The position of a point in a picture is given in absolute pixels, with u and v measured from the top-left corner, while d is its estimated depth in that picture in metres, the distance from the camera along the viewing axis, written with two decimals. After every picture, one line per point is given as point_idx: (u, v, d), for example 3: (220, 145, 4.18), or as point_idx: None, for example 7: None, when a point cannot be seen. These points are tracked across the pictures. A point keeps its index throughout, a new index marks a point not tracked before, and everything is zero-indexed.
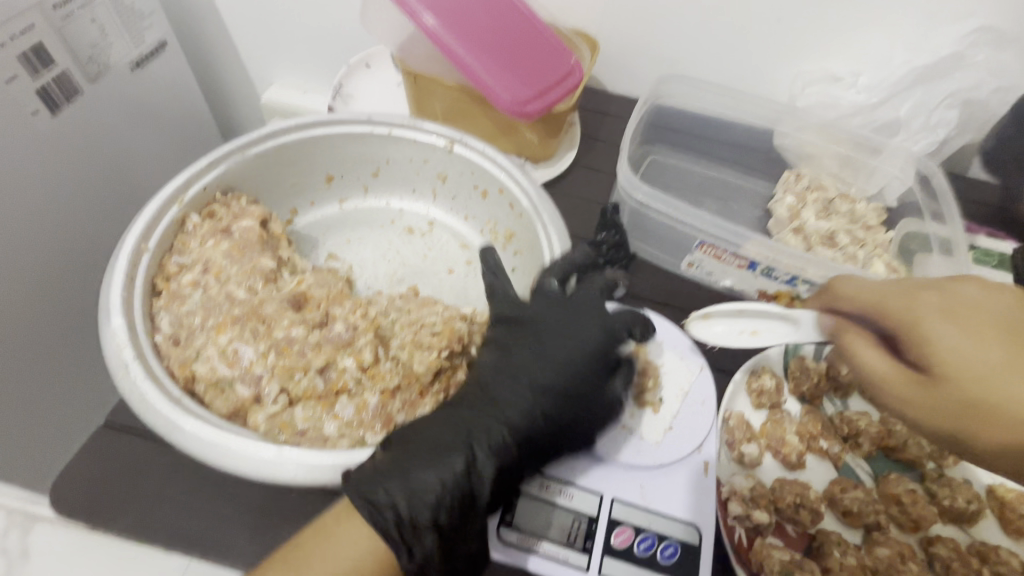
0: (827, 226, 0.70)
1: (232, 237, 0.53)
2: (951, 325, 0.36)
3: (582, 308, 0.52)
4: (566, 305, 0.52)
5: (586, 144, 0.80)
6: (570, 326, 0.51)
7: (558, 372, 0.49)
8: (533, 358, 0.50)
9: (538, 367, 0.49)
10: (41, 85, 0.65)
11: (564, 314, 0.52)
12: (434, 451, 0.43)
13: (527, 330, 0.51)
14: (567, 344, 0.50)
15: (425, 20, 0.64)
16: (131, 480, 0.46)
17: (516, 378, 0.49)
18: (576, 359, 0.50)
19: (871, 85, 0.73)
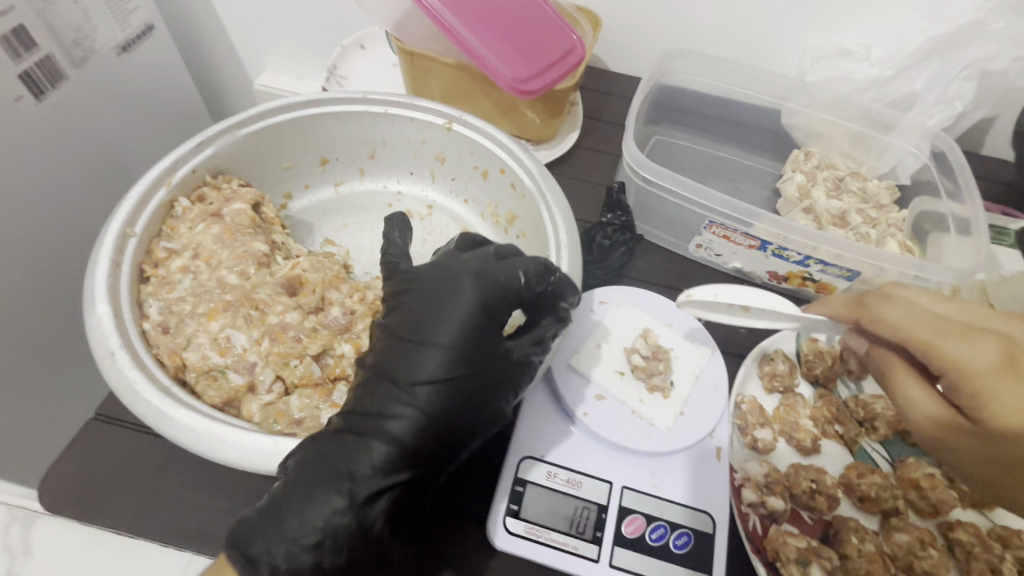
0: (839, 205, 0.67)
1: (223, 220, 0.50)
2: (1012, 382, 0.35)
3: (466, 273, 0.41)
4: (450, 272, 0.41)
5: (589, 124, 0.77)
6: (456, 300, 0.40)
7: (449, 362, 0.39)
8: (415, 347, 0.39)
9: (422, 362, 0.39)
10: (24, 69, 0.63)
11: (448, 286, 0.41)
12: (313, 486, 0.37)
13: (411, 316, 0.41)
14: (453, 325, 0.39)
15: None
16: (122, 473, 0.45)
17: (397, 377, 0.39)
18: (465, 341, 0.39)
19: (885, 57, 0.71)
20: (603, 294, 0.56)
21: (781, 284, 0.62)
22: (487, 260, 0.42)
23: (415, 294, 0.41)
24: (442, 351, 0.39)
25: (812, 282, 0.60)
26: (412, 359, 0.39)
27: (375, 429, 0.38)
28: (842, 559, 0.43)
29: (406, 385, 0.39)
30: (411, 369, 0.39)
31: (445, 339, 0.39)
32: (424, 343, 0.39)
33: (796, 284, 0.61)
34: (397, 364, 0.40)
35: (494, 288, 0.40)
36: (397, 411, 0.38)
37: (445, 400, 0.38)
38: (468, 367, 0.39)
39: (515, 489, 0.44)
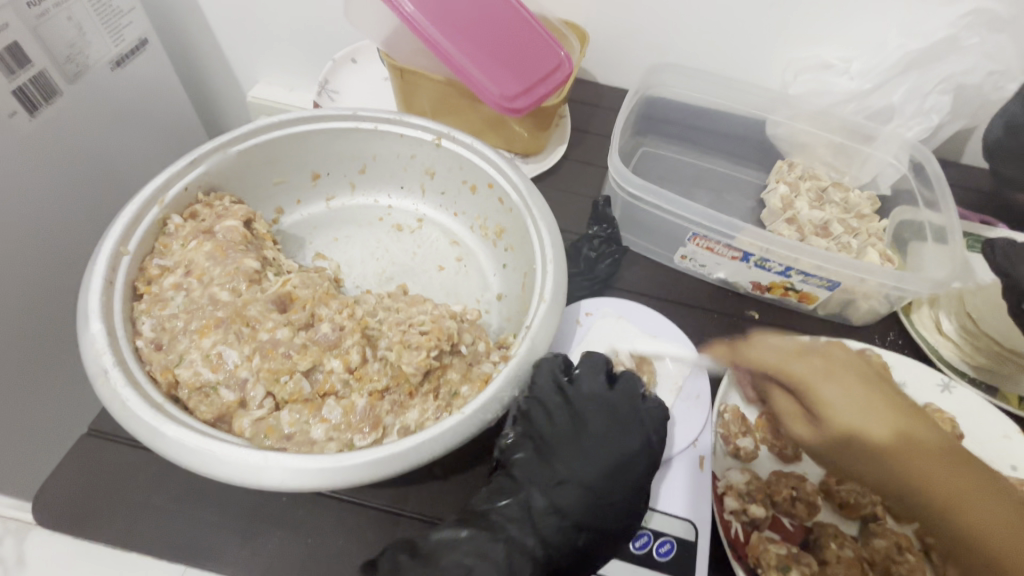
0: (821, 216, 0.69)
1: (215, 238, 0.51)
2: (826, 380, 0.47)
3: (625, 422, 0.47)
4: (606, 417, 0.48)
5: (577, 137, 0.79)
6: (616, 443, 0.46)
7: (590, 502, 0.44)
8: (568, 476, 0.45)
9: (571, 492, 0.44)
10: (18, 86, 0.63)
11: (609, 428, 0.47)
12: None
13: (566, 448, 0.46)
14: (608, 468, 0.45)
15: (406, 7, 0.63)
16: (116, 489, 0.45)
17: (551, 502, 0.44)
18: (612, 483, 0.44)
19: (864, 71, 0.73)
20: (589, 304, 0.58)
21: (764, 294, 0.63)
22: (634, 404, 0.49)
23: (588, 424, 0.48)
24: (602, 492, 0.44)
25: (794, 292, 0.62)
26: (567, 492, 0.44)
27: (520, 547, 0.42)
28: (822, 564, 0.45)
29: (557, 513, 0.43)
30: (566, 501, 0.44)
31: (602, 481, 0.44)
32: (584, 484, 0.44)
33: (779, 293, 0.62)
34: (546, 488, 0.44)
35: (643, 437, 0.47)
36: (548, 535, 0.43)
37: (592, 536, 0.43)
38: (618, 510, 0.43)
39: None
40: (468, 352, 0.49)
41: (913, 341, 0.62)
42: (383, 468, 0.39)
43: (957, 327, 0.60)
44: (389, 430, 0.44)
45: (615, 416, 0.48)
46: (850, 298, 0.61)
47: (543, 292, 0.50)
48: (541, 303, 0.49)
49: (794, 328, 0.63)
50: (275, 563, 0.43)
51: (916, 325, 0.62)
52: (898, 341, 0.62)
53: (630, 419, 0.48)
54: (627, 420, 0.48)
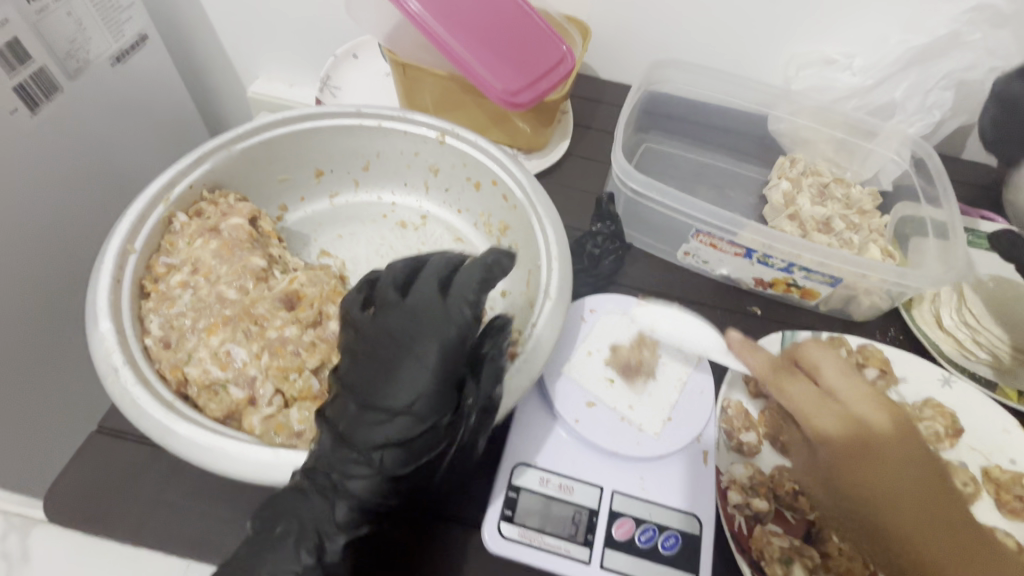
0: (823, 212, 0.69)
1: (221, 235, 0.51)
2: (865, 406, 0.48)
3: (421, 325, 0.41)
4: (402, 318, 0.42)
5: (579, 132, 0.79)
6: (411, 348, 0.41)
7: (406, 419, 0.39)
8: (372, 400, 0.40)
9: (385, 420, 0.39)
10: (19, 82, 0.63)
11: (404, 332, 0.41)
12: (307, 520, 0.38)
13: (364, 374, 0.41)
14: (415, 380, 0.40)
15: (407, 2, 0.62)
16: (126, 485, 0.46)
17: (369, 433, 0.39)
18: (422, 390, 0.40)
19: (867, 67, 0.73)
20: (593, 301, 0.57)
21: (767, 290, 0.64)
22: (432, 301, 0.42)
23: (382, 335, 0.42)
24: (408, 407, 0.39)
25: (797, 288, 0.62)
26: (370, 422, 0.40)
27: (330, 489, 0.39)
28: (824, 557, 0.45)
29: (364, 447, 0.39)
30: (372, 431, 0.40)
31: (408, 397, 0.40)
32: (379, 408, 0.40)
33: (782, 289, 0.63)
34: (356, 424, 0.40)
35: (448, 334, 0.40)
36: (365, 470, 0.39)
37: (422, 444, 0.40)
38: (434, 414, 0.40)
39: (509, 494, 0.46)
40: None
41: (913, 337, 0.62)
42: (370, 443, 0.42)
43: (957, 322, 0.60)
44: None
45: (411, 316, 0.42)
46: (851, 294, 0.61)
47: (549, 289, 0.50)
48: (547, 301, 0.49)
49: (796, 324, 0.64)
50: None
51: (916, 320, 0.62)
52: (900, 337, 0.62)
53: (427, 319, 0.41)
54: (427, 318, 0.41)
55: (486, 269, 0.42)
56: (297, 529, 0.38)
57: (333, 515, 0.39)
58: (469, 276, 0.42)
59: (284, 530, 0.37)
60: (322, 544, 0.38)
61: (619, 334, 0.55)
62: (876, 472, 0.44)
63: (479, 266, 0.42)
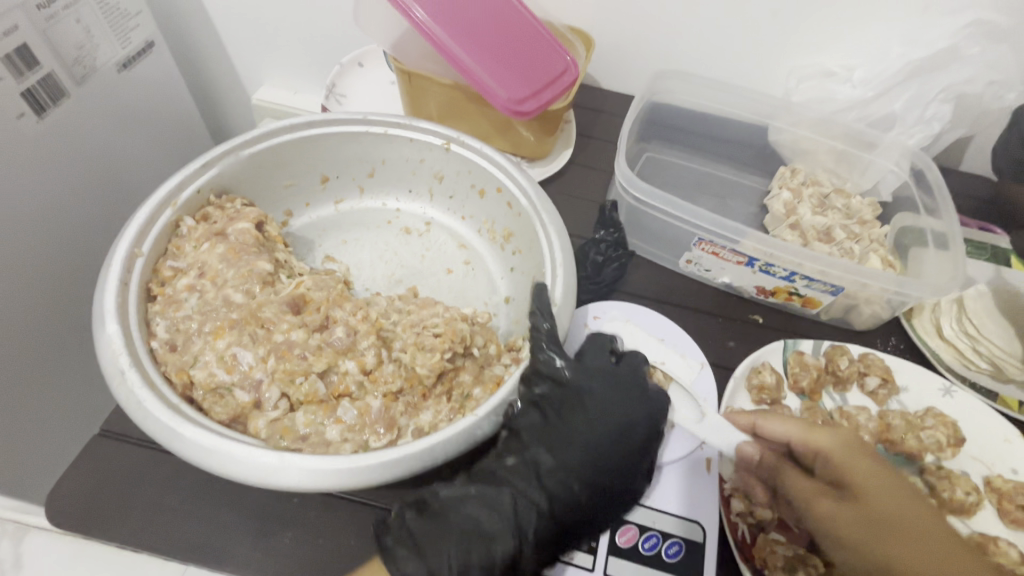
0: (824, 221, 0.70)
1: (228, 240, 0.52)
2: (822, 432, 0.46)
3: (635, 390, 0.48)
4: (610, 384, 0.48)
5: (582, 142, 0.80)
6: (622, 409, 0.46)
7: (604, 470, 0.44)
8: (578, 444, 0.45)
9: (583, 460, 0.44)
10: (27, 87, 0.64)
11: (616, 394, 0.47)
12: (476, 532, 0.41)
13: (572, 419, 0.46)
14: (625, 436, 0.45)
15: (415, 13, 0.63)
16: (126, 490, 0.45)
17: (568, 470, 0.44)
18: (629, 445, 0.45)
19: (867, 79, 0.73)
20: (596, 309, 0.58)
21: (768, 299, 0.64)
22: (643, 381, 0.49)
23: (591, 390, 0.47)
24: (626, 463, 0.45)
25: (798, 296, 0.62)
26: (581, 453, 0.44)
27: (536, 505, 0.43)
28: (827, 567, 0.45)
29: (566, 479, 0.44)
30: (575, 461, 0.44)
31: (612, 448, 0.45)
32: (602, 459, 0.44)
33: (783, 298, 0.63)
34: (559, 450, 0.45)
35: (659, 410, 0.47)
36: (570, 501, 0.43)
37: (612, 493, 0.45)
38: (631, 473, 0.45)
39: None
40: (480, 354, 0.49)
41: (914, 346, 0.63)
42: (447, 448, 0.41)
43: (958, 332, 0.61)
44: (403, 431, 0.44)
45: (621, 382, 0.48)
46: (852, 303, 0.62)
47: (552, 297, 0.51)
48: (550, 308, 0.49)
49: (795, 333, 0.64)
50: (288, 563, 0.43)
51: (917, 330, 0.63)
52: (899, 346, 0.63)
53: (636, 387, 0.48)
54: (641, 389, 0.48)
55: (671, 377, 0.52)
56: (488, 535, 0.41)
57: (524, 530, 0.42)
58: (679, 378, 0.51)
59: (463, 525, 0.41)
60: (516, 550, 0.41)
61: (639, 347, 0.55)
62: (882, 486, 0.42)
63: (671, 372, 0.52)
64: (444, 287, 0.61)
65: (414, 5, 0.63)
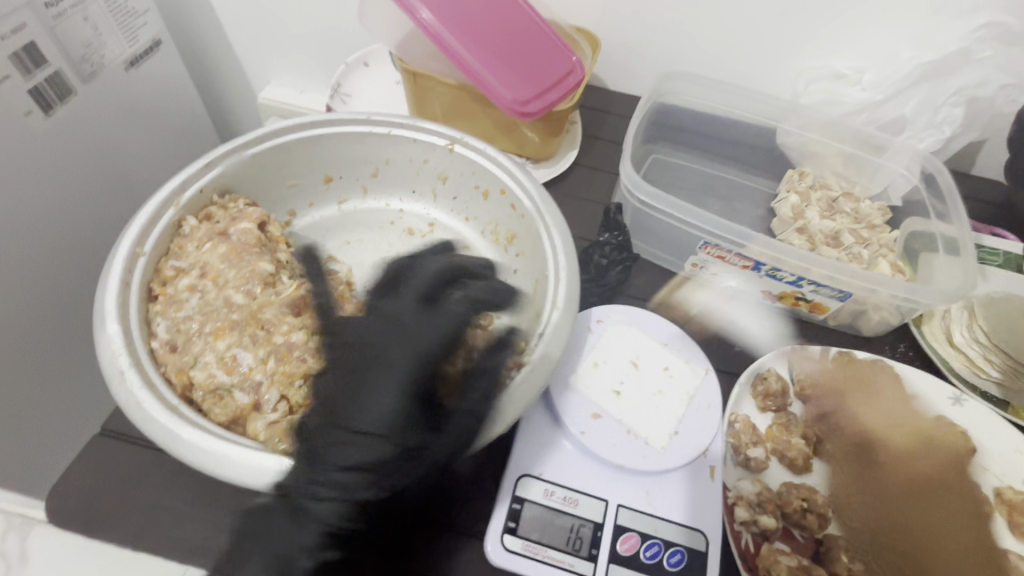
0: (832, 226, 0.69)
1: (229, 240, 0.51)
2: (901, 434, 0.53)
3: (403, 341, 0.44)
4: (386, 341, 0.45)
5: (587, 143, 0.79)
6: (389, 365, 0.43)
7: (381, 441, 0.40)
8: (348, 421, 0.41)
9: (357, 440, 0.40)
10: (34, 85, 0.64)
11: (386, 350, 0.44)
12: (284, 535, 0.40)
13: (346, 398, 0.43)
14: (388, 398, 0.42)
15: (423, 16, 0.63)
16: (125, 491, 0.45)
17: (337, 456, 0.40)
18: (402, 403, 0.42)
19: (877, 81, 0.72)
20: (600, 312, 0.56)
21: (774, 303, 0.63)
22: (417, 327, 0.45)
23: (365, 351, 0.44)
24: (394, 420, 0.41)
25: (805, 302, 0.61)
26: (342, 440, 0.40)
27: (296, 510, 0.39)
28: None
29: (336, 468, 0.39)
30: (338, 452, 0.40)
31: (377, 417, 0.41)
32: (360, 427, 0.41)
33: (789, 303, 0.62)
34: (323, 442, 0.41)
35: (425, 347, 0.44)
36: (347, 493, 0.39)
37: (396, 464, 0.40)
38: (413, 432, 0.41)
39: (512, 506, 0.45)
40: None
41: (923, 353, 0.62)
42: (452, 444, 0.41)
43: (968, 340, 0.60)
44: None
45: (397, 336, 0.45)
46: (861, 309, 0.61)
47: (555, 299, 0.49)
48: (553, 311, 0.48)
49: (803, 338, 0.63)
50: None
51: (926, 337, 0.62)
52: (908, 353, 0.62)
53: (404, 337, 0.45)
54: (411, 337, 0.45)
55: (489, 293, 0.51)
56: (286, 545, 0.40)
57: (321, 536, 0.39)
58: (456, 304, 0.48)
59: (269, 525, 0.41)
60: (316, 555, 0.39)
61: (632, 334, 0.54)
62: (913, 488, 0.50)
63: (472, 292, 0.50)
64: None
65: (420, 7, 0.63)
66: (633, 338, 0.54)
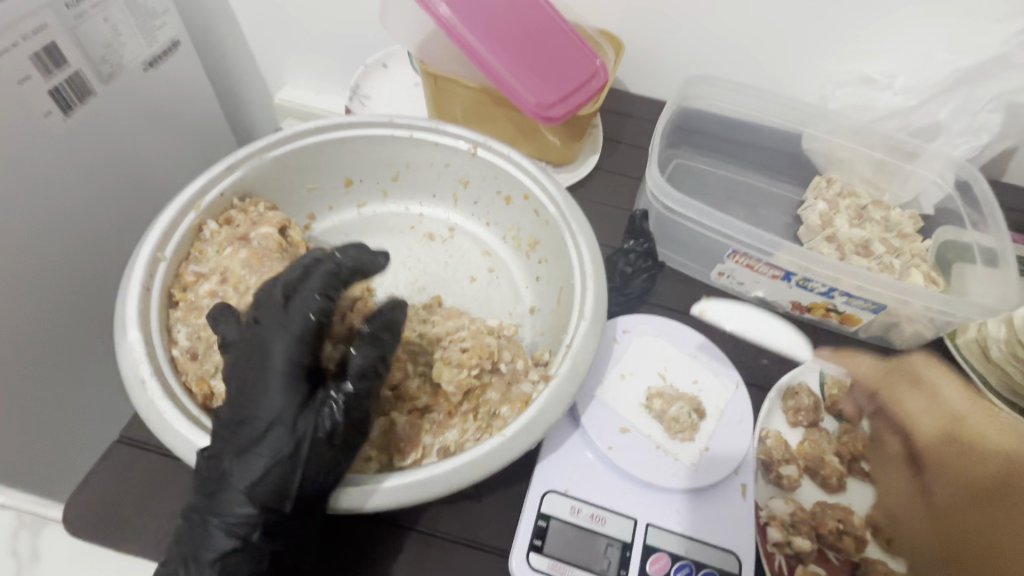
0: (862, 234, 0.67)
1: (251, 244, 0.51)
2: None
3: (274, 329, 0.41)
4: (262, 331, 0.41)
5: (609, 147, 0.78)
6: (268, 354, 0.40)
7: (279, 429, 0.39)
8: (242, 417, 0.40)
9: (255, 433, 0.39)
10: (54, 86, 0.64)
11: (261, 341, 0.41)
12: (201, 537, 0.38)
13: (234, 397, 0.40)
14: (275, 387, 0.40)
15: (440, 11, 0.62)
16: (145, 500, 0.44)
17: (239, 452, 0.39)
18: (290, 390, 0.40)
19: (910, 86, 0.70)
20: (625, 322, 0.54)
21: (803, 314, 0.61)
22: (281, 312, 0.42)
23: (245, 346, 0.42)
24: (274, 408, 0.39)
25: (836, 313, 0.60)
26: (239, 437, 0.39)
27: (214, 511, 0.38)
28: None
29: (242, 465, 0.39)
30: (241, 448, 0.39)
31: (270, 407, 0.39)
32: (253, 420, 0.39)
33: (820, 314, 0.60)
34: (223, 441, 0.39)
35: (298, 328, 0.41)
36: (244, 488, 0.38)
37: (296, 449, 0.39)
38: (304, 415, 0.40)
39: (538, 523, 0.44)
40: (507, 370, 0.48)
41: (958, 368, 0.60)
42: (491, 461, 0.40)
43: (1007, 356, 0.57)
44: (428, 452, 0.44)
45: (269, 325, 0.41)
46: (894, 321, 0.59)
47: (582, 310, 0.48)
48: (580, 321, 0.47)
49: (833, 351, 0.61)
50: None
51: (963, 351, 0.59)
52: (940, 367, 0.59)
53: (274, 326, 0.41)
54: (279, 321, 0.41)
55: (356, 261, 0.45)
56: (198, 550, 0.38)
57: (229, 539, 0.38)
58: (313, 284, 0.42)
59: (185, 529, 0.39)
60: (226, 558, 0.38)
61: (751, 313, 0.61)
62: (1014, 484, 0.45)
63: (333, 265, 0.44)
64: (467, 297, 0.60)
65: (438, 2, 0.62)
66: (662, 349, 0.53)
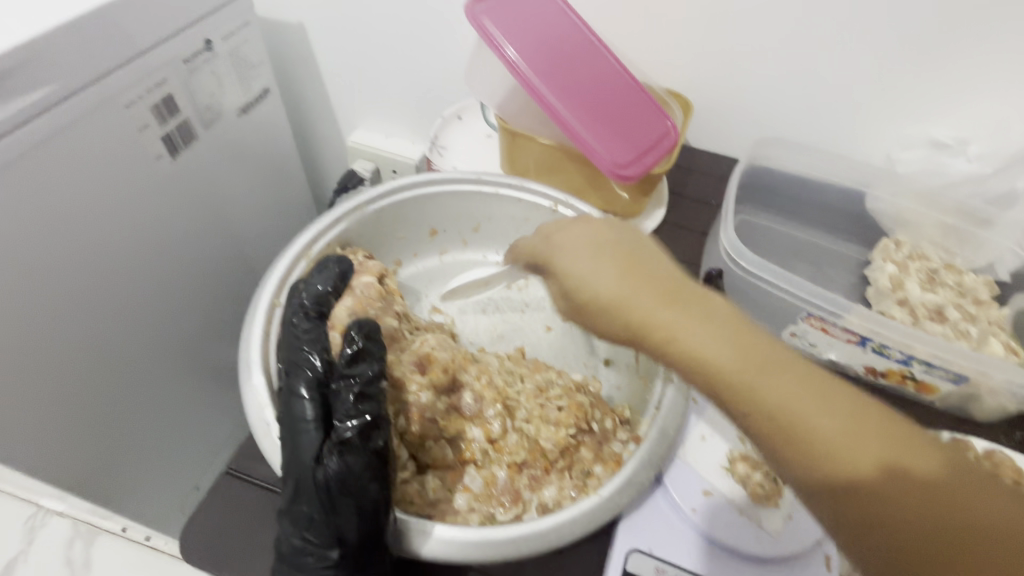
0: (935, 299, 0.67)
1: (354, 292, 0.55)
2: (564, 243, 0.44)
3: (287, 389, 0.45)
4: (281, 392, 0.46)
5: (674, 201, 0.80)
6: (286, 413, 0.44)
7: (306, 482, 0.42)
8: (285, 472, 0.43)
9: (293, 487, 0.43)
10: (166, 132, 0.71)
11: (281, 400, 0.45)
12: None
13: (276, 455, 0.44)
14: (295, 443, 0.43)
15: (507, 53, 0.66)
16: (249, 534, 0.47)
17: (292, 504, 0.43)
18: (301, 446, 0.43)
19: (984, 154, 0.72)
20: None
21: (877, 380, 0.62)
22: (291, 370, 0.46)
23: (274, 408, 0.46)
24: (297, 465, 0.42)
25: (913, 381, 0.59)
26: (287, 491, 0.43)
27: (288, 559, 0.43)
28: None
29: (296, 516, 0.42)
30: (291, 502, 0.43)
31: (296, 463, 0.42)
32: (291, 476, 0.43)
33: (894, 380, 0.60)
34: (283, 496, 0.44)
35: (302, 385, 0.45)
36: (296, 540, 0.42)
37: (325, 500, 0.42)
38: (318, 467, 0.42)
39: None
40: (598, 429, 0.51)
41: None
42: (588, 521, 0.43)
43: None
44: (528, 506, 0.47)
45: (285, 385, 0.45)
46: (974, 393, 0.58)
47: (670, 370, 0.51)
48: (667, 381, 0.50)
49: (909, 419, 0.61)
50: None
51: None
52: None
53: (285, 385, 0.45)
54: (287, 381, 0.45)
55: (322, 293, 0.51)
56: None
57: None
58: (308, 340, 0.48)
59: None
60: None
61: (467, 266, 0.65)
62: (624, 264, 0.40)
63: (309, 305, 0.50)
64: (546, 348, 0.62)
65: (505, 44, 0.66)
66: None
